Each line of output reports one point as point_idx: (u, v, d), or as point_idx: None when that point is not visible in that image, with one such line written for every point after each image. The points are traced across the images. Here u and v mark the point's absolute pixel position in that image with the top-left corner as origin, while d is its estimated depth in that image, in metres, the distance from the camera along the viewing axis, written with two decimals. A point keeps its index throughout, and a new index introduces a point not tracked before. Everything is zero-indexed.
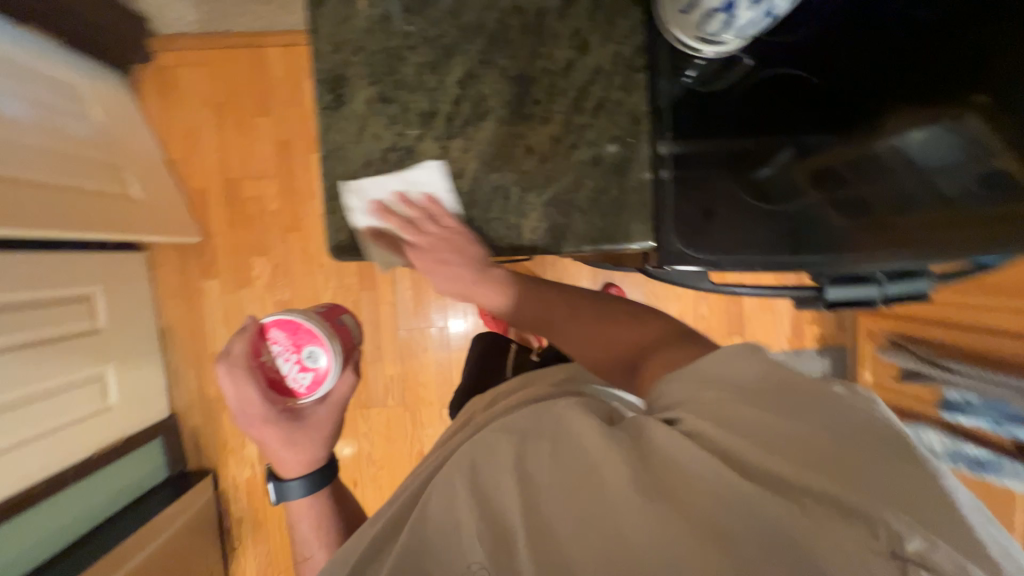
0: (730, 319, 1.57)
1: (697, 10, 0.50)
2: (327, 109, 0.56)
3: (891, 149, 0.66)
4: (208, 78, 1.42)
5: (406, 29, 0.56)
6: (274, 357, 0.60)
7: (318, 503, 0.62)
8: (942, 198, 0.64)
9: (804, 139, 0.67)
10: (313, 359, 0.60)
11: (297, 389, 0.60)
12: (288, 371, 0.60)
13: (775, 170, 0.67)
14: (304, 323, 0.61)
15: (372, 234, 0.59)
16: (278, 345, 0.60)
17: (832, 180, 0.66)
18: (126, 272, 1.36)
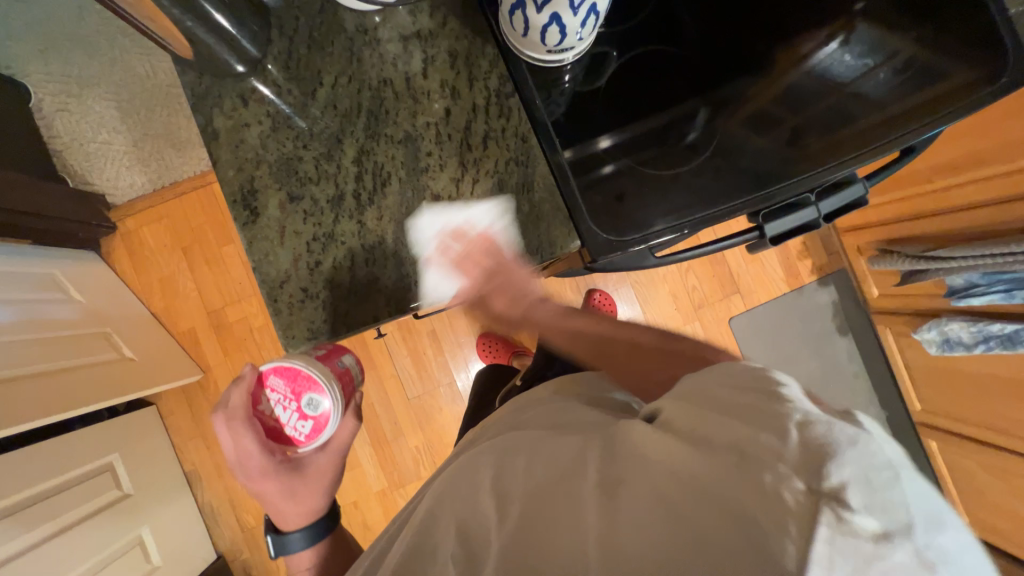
0: (722, 281, 1.56)
1: (533, 32, 0.54)
2: (245, 225, 0.61)
3: (770, 89, 0.71)
4: (167, 226, 1.51)
5: (295, 132, 0.62)
6: (272, 406, 0.57)
7: (318, 555, 0.63)
8: (830, 116, 0.68)
9: (713, 98, 0.72)
10: (313, 401, 0.56)
11: (297, 437, 0.57)
12: (287, 419, 0.57)
13: (698, 133, 0.71)
14: (302, 364, 0.56)
15: (315, 320, 0.61)
16: (277, 394, 0.56)
17: (760, 121, 0.70)
18: (141, 429, 1.40)
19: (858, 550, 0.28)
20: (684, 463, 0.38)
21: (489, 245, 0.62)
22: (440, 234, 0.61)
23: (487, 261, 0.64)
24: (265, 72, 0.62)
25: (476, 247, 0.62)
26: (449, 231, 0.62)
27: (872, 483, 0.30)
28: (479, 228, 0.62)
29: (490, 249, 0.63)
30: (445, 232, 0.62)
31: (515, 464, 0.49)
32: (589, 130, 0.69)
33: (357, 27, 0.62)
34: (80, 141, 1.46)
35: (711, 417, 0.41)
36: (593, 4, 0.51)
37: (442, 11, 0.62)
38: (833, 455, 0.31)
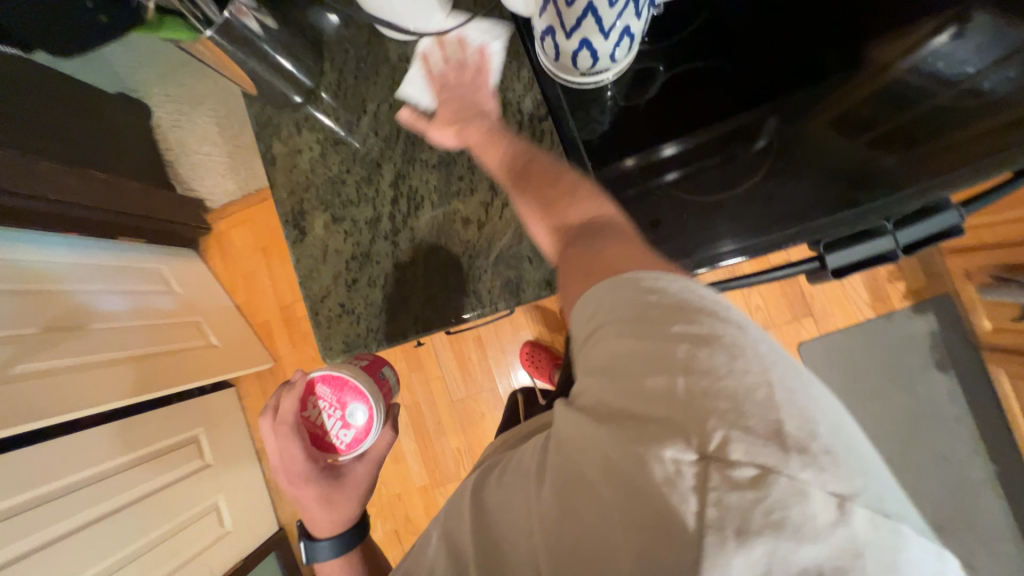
0: (792, 302, 1.41)
1: (564, 57, 0.53)
2: (295, 243, 0.66)
3: (848, 103, 0.62)
4: (252, 228, 1.70)
5: (340, 158, 0.66)
6: (319, 413, 0.60)
7: (348, 562, 0.63)
8: (915, 134, 0.59)
9: (789, 100, 0.63)
10: (356, 410, 0.60)
11: (338, 445, 0.61)
12: (331, 427, 0.60)
13: (770, 138, 0.64)
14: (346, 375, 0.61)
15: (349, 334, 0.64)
16: (323, 402, 0.60)
17: (831, 135, 0.62)
18: (224, 408, 1.59)
19: (742, 500, 0.28)
20: (599, 445, 0.35)
21: (483, 60, 0.61)
22: (436, 35, 0.61)
23: (471, 72, 0.61)
24: (319, 100, 0.67)
25: (465, 65, 0.61)
26: (446, 36, 0.61)
27: (749, 428, 0.30)
28: (476, 45, 0.61)
29: (482, 62, 0.61)
30: (439, 36, 0.61)
31: (489, 479, 0.45)
32: (658, 135, 0.65)
33: (400, 56, 0.65)
34: (188, 152, 1.68)
35: (606, 376, 0.37)
36: (626, 27, 0.48)
37: (480, 36, 0.63)
38: (735, 416, 0.30)
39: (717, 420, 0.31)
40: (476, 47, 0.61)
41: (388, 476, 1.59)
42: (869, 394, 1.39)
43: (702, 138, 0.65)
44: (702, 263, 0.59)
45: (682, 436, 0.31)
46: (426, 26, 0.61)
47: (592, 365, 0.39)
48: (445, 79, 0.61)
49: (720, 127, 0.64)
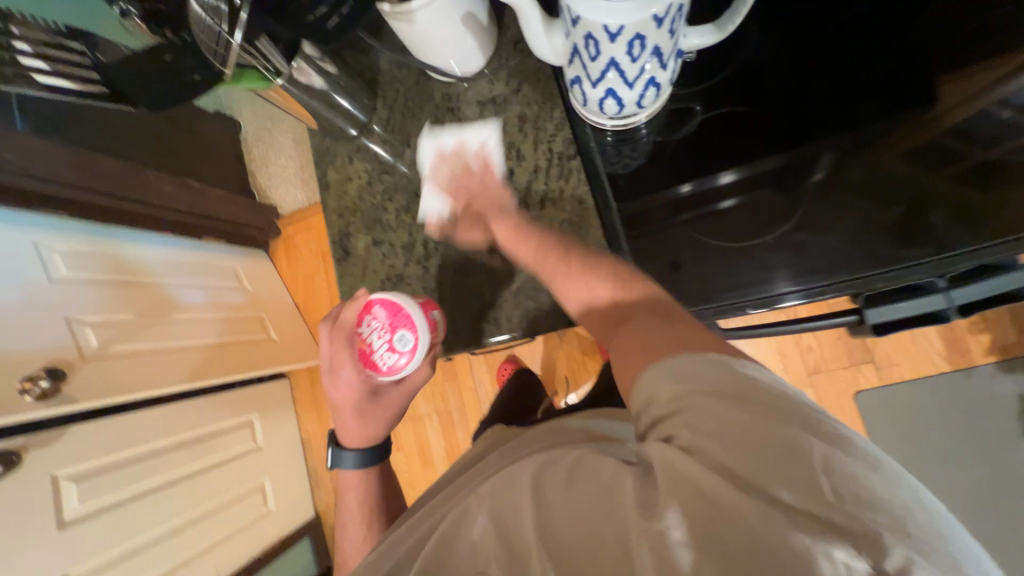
0: (850, 346, 1.31)
1: (591, 103, 0.55)
2: (340, 260, 0.73)
3: (900, 146, 0.58)
4: (315, 235, 1.86)
5: (384, 185, 0.72)
6: (370, 329, 0.59)
7: (365, 478, 0.71)
8: (967, 190, 0.55)
9: (836, 141, 0.60)
10: (405, 340, 0.57)
11: (380, 366, 0.59)
12: (377, 347, 0.58)
13: (828, 172, 0.60)
14: (406, 305, 0.58)
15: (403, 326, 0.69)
16: (377, 321, 0.58)
17: (882, 177, 0.58)
18: (278, 397, 1.74)
19: None
20: (725, 501, 0.32)
21: (485, 159, 0.65)
22: (439, 148, 0.66)
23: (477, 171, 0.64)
24: (371, 132, 0.73)
25: (470, 160, 0.65)
26: (451, 147, 0.66)
27: (925, 555, 0.28)
28: (477, 146, 0.65)
29: (484, 163, 0.65)
30: (444, 149, 0.66)
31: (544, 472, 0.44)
32: (708, 165, 0.62)
33: (443, 95, 0.70)
34: (267, 164, 1.87)
35: (724, 441, 0.34)
36: (652, 77, 0.49)
37: (517, 79, 0.66)
38: (901, 531, 0.28)
39: (890, 527, 0.28)
40: (476, 150, 0.65)
41: (415, 479, 1.65)
42: (939, 458, 1.25)
43: (757, 168, 0.61)
44: (758, 306, 0.56)
45: (846, 532, 0.29)
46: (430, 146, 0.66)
47: (696, 425, 0.35)
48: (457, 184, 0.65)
49: (771, 164, 0.61)
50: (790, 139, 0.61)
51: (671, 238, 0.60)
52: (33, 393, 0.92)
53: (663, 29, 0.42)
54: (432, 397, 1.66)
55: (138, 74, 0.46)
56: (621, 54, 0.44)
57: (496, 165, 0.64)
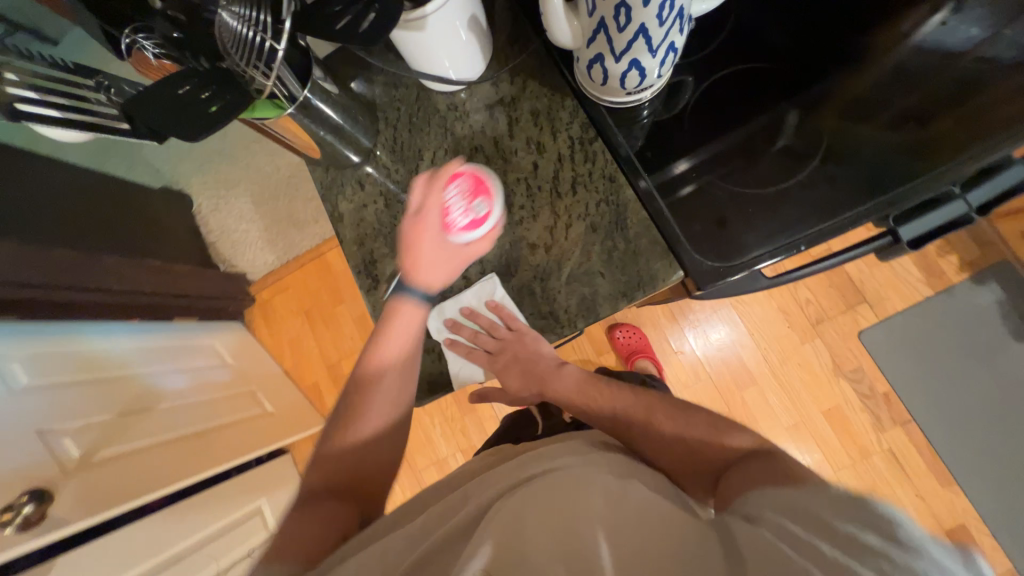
0: (842, 291, 1.40)
1: (613, 79, 0.56)
2: (369, 291, 0.68)
3: (836, 106, 0.65)
4: (293, 294, 1.76)
5: (404, 205, 0.69)
6: (453, 191, 0.58)
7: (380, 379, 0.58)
8: (890, 136, 0.61)
9: (804, 96, 0.66)
10: (482, 209, 0.58)
11: (455, 226, 0.58)
12: (456, 209, 0.57)
13: (791, 137, 0.65)
14: (490, 181, 0.59)
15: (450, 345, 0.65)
16: (460, 186, 0.58)
17: (856, 114, 0.63)
18: (283, 477, 1.58)
19: None
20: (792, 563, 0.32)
21: (500, 313, 0.64)
22: (449, 321, 0.66)
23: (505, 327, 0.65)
24: (375, 158, 0.71)
25: (489, 323, 0.65)
26: (460, 315, 0.66)
27: None
28: (484, 303, 0.65)
29: (503, 316, 0.64)
30: (454, 318, 0.66)
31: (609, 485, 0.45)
32: (665, 155, 0.65)
33: (448, 105, 0.69)
34: (228, 233, 1.77)
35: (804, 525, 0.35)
36: (672, 44, 0.52)
37: (521, 77, 0.67)
38: None
39: None
40: (489, 305, 0.64)
41: None
42: (946, 375, 1.34)
43: (728, 140, 0.66)
44: (740, 272, 0.57)
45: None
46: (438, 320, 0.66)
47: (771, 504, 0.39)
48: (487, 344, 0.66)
49: (745, 132, 0.66)
50: (762, 101, 0.67)
51: (710, 197, 0.62)
52: (15, 523, 0.77)
53: None
54: (453, 435, 1.57)
55: (150, 102, 0.42)
56: (653, 20, 0.46)
57: (515, 316, 0.63)
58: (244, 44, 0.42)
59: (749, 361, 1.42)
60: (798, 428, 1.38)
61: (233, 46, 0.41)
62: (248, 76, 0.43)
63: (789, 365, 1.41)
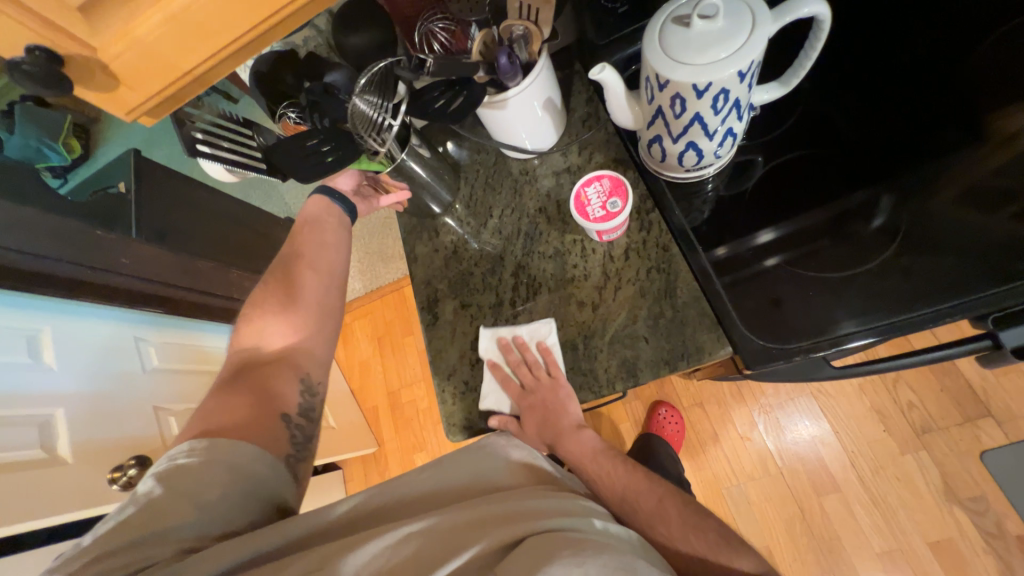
0: (957, 399, 1.19)
1: (671, 157, 0.60)
2: (428, 325, 0.75)
3: (955, 188, 0.59)
4: (370, 321, 1.90)
5: (470, 252, 0.77)
6: (593, 187, 0.66)
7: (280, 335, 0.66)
8: (978, 216, 0.57)
9: (903, 184, 0.63)
10: (616, 208, 0.64)
11: (589, 214, 0.65)
12: (593, 201, 0.65)
13: (887, 218, 0.62)
14: (630, 187, 0.65)
15: (491, 364, 0.69)
16: (601, 184, 0.66)
17: (990, 196, 0.57)
18: (334, 491, 1.68)
19: None
20: None
21: (547, 358, 0.65)
22: (501, 341, 0.69)
23: (543, 371, 0.66)
24: (453, 209, 0.80)
25: (534, 361, 0.67)
26: (512, 339, 0.69)
27: None
28: (536, 343, 0.67)
29: (547, 361, 0.66)
30: (506, 341, 0.69)
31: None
32: (740, 225, 0.65)
33: (521, 169, 0.77)
34: None
35: None
36: (729, 129, 0.55)
37: (589, 149, 0.74)
38: None
39: None
40: (539, 346, 0.66)
41: None
42: None
43: (809, 219, 0.64)
44: (828, 349, 0.54)
45: None
46: (490, 339, 0.70)
47: None
48: (522, 382, 0.67)
49: (827, 213, 0.64)
50: (849, 182, 0.65)
51: (763, 279, 0.61)
52: (120, 481, 0.93)
53: (743, 84, 0.48)
54: None
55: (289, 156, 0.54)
56: (707, 109, 0.50)
57: (558, 366, 0.65)
58: (368, 122, 0.54)
59: (831, 463, 1.25)
60: (892, 557, 1.15)
61: (360, 123, 0.54)
62: (367, 143, 0.56)
63: (882, 476, 1.20)
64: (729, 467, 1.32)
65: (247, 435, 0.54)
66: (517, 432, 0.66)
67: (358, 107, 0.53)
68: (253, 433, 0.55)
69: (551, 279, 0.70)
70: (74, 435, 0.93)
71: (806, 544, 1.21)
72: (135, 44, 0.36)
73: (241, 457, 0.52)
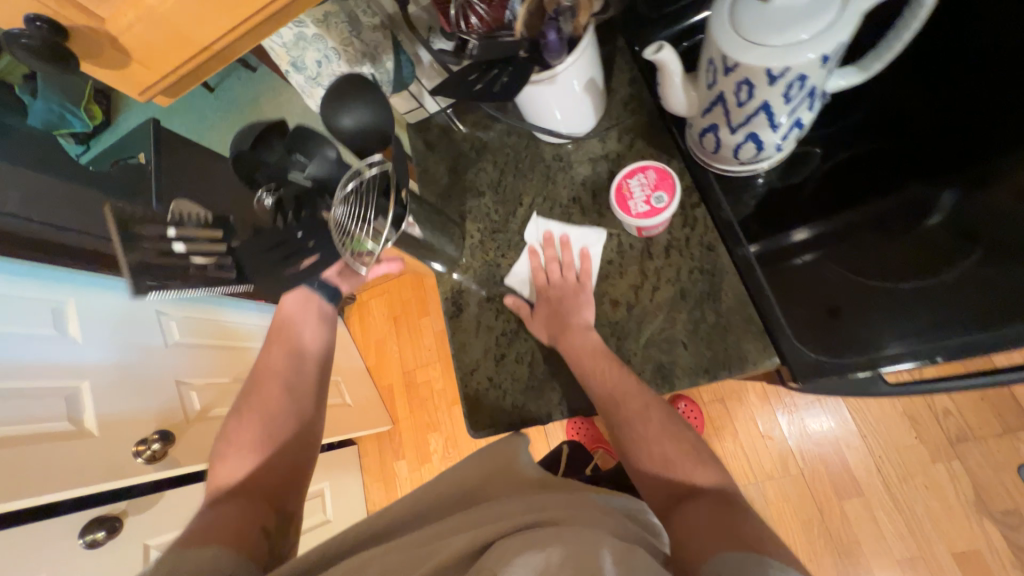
0: (999, 410, 1.13)
1: (725, 149, 0.54)
2: (451, 317, 0.72)
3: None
4: (387, 300, 1.89)
5: (497, 243, 0.73)
6: (636, 180, 0.61)
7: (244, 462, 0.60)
8: None
9: (965, 180, 0.59)
10: (662, 204, 0.59)
11: (631, 208, 0.60)
12: (636, 194, 0.60)
13: (945, 216, 0.59)
14: (678, 180, 0.60)
15: (531, 252, 0.69)
16: (645, 177, 0.61)
17: None
18: (350, 465, 1.72)
19: None
20: None
21: (584, 264, 0.66)
22: (546, 234, 0.69)
23: (574, 273, 0.66)
24: (480, 195, 0.76)
25: (571, 262, 0.67)
26: (555, 239, 0.68)
27: None
28: (578, 248, 0.67)
29: (582, 266, 0.66)
30: (550, 236, 0.69)
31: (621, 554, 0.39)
32: (785, 219, 0.61)
33: (554, 155, 0.72)
34: None
35: None
36: (797, 119, 0.49)
37: (630, 136, 0.69)
38: None
39: None
40: (578, 251, 0.67)
41: None
42: None
43: (859, 215, 0.61)
44: (866, 368, 0.50)
45: None
46: (537, 230, 0.70)
47: None
48: (553, 279, 0.67)
49: (877, 209, 0.61)
50: (906, 176, 0.61)
51: (809, 283, 0.57)
52: (144, 454, 0.95)
53: (825, 69, 0.42)
54: None
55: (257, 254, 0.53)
56: (778, 97, 0.44)
57: (590, 274, 0.65)
58: (345, 230, 0.53)
59: (855, 466, 1.21)
60: (912, 565, 1.13)
61: (335, 230, 0.53)
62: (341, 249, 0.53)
63: (908, 484, 1.17)
64: (747, 464, 1.29)
65: (215, 538, 0.48)
66: (527, 317, 0.66)
67: (337, 214, 0.52)
68: (221, 538, 0.48)
69: (583, 275, 0.66)
70: (99, 408, 0.94)
71: (823, 546, 1.20)
72: (148, 16, 0.32)
73: (205, 559, 0.45)
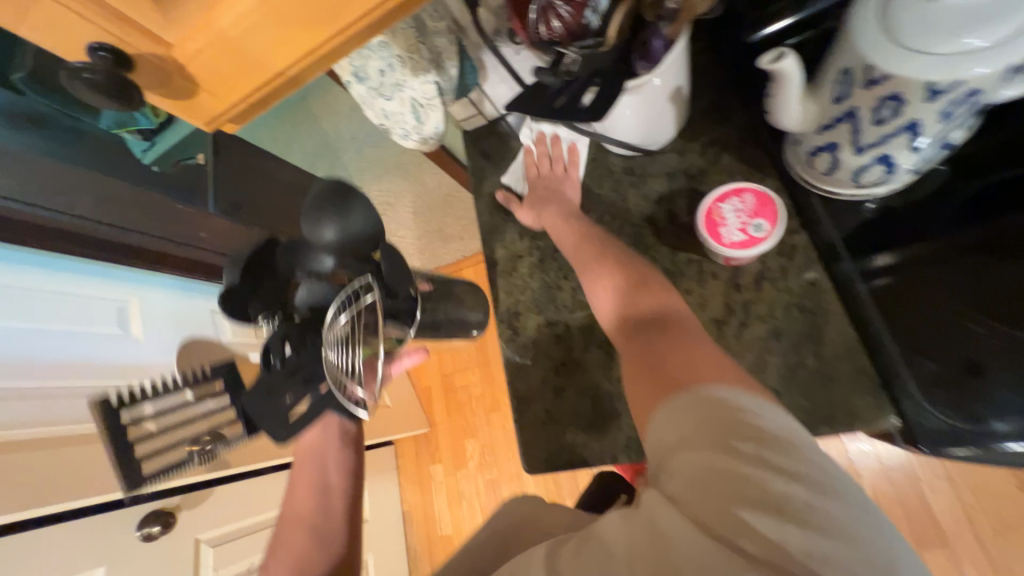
0: None
1: (842, 170, 0.46)
2: (507, 341, 0.67)
3: None
4: None
5: (559, 263, 0.67)
6: (731, 205, 0.54)
7: None
8: None
9: None
10: (761, 233, 0.53)
11: (726, 236, 0.54)
12: (730, 221, 0.54)
13: None
14: (781, 207, 0.53)
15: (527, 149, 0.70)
16: (742, 203, 0.54)
17: None
18: (387, 464, 1.73)
19: None
20: None
21: (572, 155, 0.66)
22: (538, 133, 0.68)
23: (561, 165, 0.67)
24: None
25: (559, 155, 0.67)
26: (547, 135, 0.68)
27: None
28: (567, 142, 0.67)
29: (570, 157, 0.67)
30: (542, 135, 0.68)
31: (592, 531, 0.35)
32: (884, 246, 0.53)
33: (625, 167, 0.65)
34: None
35: None
36: (946, 138, 0.40)
37: (715, 149, 0.61)
38: None
39: None
40: (567, 144, 0.67)
41: None
42: None
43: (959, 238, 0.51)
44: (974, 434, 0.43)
45: None
46: (530, 131, 0.69)
47: None
48: (543, 171, 0.68)
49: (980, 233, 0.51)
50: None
51: (904, 325, 0.50)
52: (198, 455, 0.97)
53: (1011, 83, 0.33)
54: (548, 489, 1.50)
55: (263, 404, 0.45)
56: (934, 115, 0.36)
57: (576, 165, 0.66)
58: (344, 378, 0.47)
59: (939, 514, 1.07)
60: None
61: (333, 379, 0.46)
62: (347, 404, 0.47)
63: (1001, 539, 1.03)
64: None
65: None
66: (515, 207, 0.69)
67: (330, 360, 0.46)
68: None
69: None
70: None
71: None
72: (218, 38, 0.30)
73: None
